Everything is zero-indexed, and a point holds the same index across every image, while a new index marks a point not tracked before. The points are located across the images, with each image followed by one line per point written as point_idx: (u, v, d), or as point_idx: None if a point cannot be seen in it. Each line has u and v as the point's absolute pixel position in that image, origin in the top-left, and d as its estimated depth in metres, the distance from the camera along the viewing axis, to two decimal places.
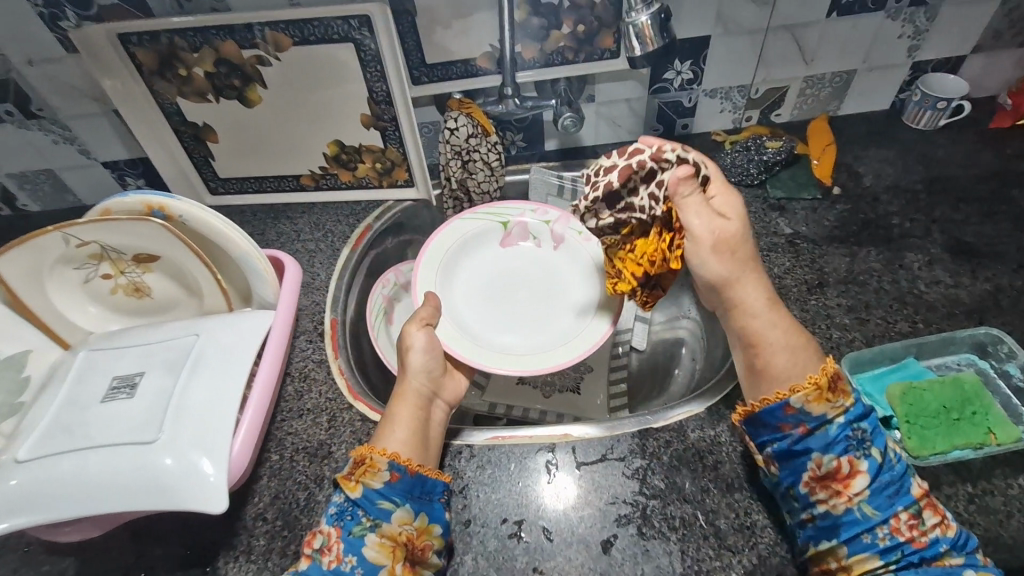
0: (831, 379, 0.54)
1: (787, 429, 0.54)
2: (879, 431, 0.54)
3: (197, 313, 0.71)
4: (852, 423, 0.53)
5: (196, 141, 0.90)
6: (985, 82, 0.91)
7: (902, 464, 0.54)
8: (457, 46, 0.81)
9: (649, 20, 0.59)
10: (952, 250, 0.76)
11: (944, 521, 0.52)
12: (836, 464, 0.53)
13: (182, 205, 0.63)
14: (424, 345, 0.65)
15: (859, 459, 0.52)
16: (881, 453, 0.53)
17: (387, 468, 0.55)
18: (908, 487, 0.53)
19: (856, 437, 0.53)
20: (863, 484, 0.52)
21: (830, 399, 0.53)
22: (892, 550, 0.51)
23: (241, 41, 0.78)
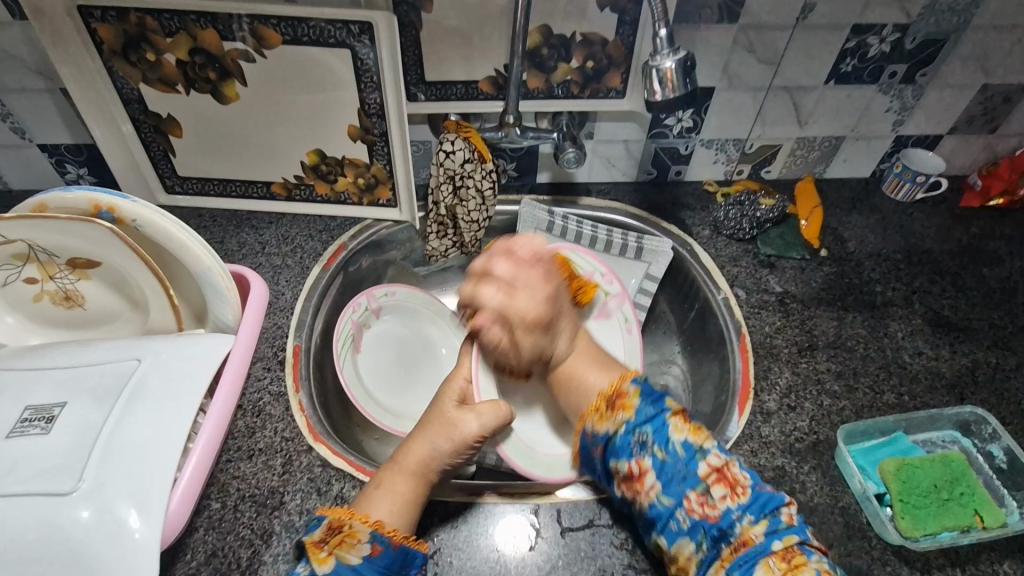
0: (612, 398, 0.63)
1: (595, 451, 0.63)
2: (660, 427, 0.60)
3: (139, 329, 0.62)
4: (633, 430, 0.60)
5: (157, 133, 0.81)
6: (957, 160, 0.95)
7: (682, 451, 0.58)
8: (460, 65, 0.77)
9: (673, 65, 0.58)
10: (932, 322, 0.77)
11: (735, 491, 0.56)
12: (627, 469, 0.59)
13: (136, 208, 0.55)
14: (470, 447, 0.61)
15: (644, 458, 0.59)
16: (663, 449, 0.59)
17: (369, 541, 0.52)
18: (692, 470, 0.57)
19: (637, 441, 0.60)
20: (653, 479, 0.58)
21: (610, 416, 0.62)
22: (695, 528, 0.56)
23: (224, 32, 0.71)
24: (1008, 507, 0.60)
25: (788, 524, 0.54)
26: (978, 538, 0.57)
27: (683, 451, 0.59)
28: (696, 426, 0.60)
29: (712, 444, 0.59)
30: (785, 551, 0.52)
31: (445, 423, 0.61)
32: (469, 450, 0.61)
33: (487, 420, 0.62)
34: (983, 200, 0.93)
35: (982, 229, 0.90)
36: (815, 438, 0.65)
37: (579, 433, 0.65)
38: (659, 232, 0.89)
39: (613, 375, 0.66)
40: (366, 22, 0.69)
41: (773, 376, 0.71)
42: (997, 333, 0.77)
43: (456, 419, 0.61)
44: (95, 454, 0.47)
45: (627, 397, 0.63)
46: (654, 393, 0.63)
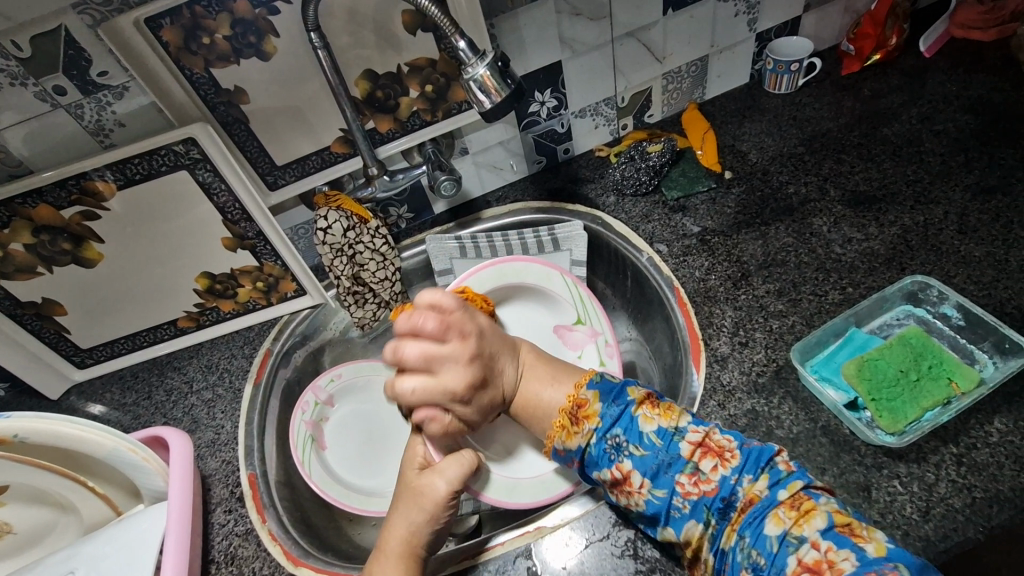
0: (573, 412, 0.58)
1: (571, 466, 0.59)
2: (630, 424, 0.55)
3: (77, 533, 0.59)
4: (604, 436, 0.56)
5: (41, 319, 0.78)
6: (824, 34, 0.94)
7: (659, 440, 0.54)
8: (304, 139, 0.75)
9: (488, 70, 0.56)
10: (851, 203, 0.76)
11: (723, 457, 0.52)
12: (611, 476, 0.55)
13: (11, 422, 0.52)
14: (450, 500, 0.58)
15: (623, 461, 0.54)
16: (638, 446, 0.54)
17: None
18: (675, 454, 0.53)
19: (612, 446, 0.55)
20: (638, 478, 0.53)
21: (577, 431, 0.57)
22: (699, 510, 0.51)
23: (56, 202, 0.68)
24: (980, 362, 0.59)
25: (788, 471, 0.50)
26: (962, 406, 0.55)
27: (660, 438, 0.54)
28: (666, 407, 0.56)
29: (687, 419, 0.55)
30: (790, 499, 0.49)
31: (415, 493, 0.57)
32: (445, 510, 0.57)
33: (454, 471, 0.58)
34: (862, 62, 0.91)
35: (871, 90, 0.89)
36: (776, 366, 0.63)
37: (550, 454, 0.60)
38: (567, 216, 0.87)
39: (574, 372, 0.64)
40: (187, 139, 0.67)
41: (717, 320, 0.69)
42: (916, 189, 0.75)
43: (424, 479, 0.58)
44: None
45: (587, 406, 0.58)
46: (614, 388, 0.58)
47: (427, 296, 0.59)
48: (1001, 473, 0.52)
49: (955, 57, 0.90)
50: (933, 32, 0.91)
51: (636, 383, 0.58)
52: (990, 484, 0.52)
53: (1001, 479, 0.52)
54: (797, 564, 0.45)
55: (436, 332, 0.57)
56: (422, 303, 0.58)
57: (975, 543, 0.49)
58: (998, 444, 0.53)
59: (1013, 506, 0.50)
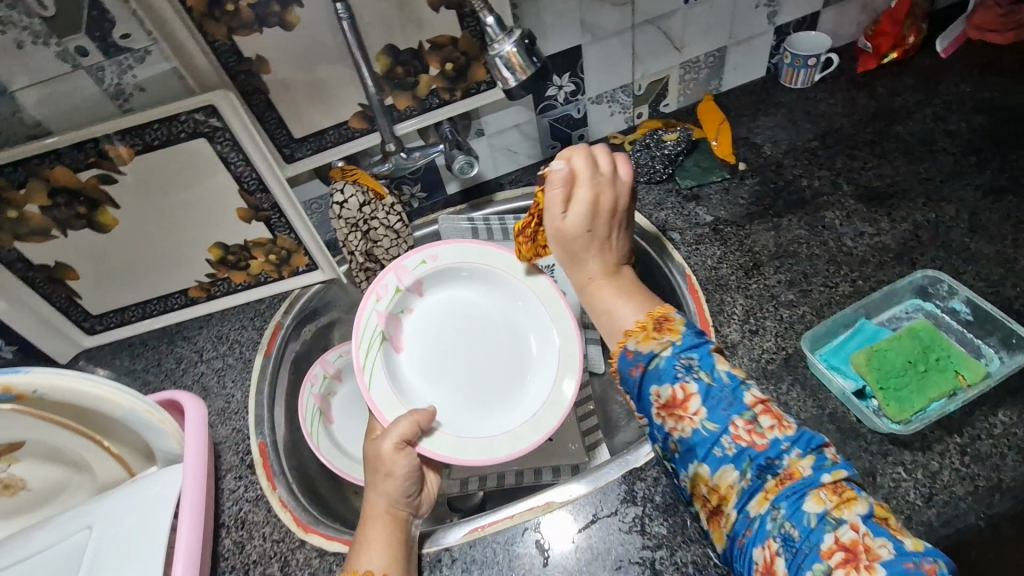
0: (657, 321, 0.52)
1: (633, 372, 0.50)
2: (709, 353, 0.48)
3: (91, 492, 0.60)
4: (679, 353, 0.48)
5: (52, 283, 0.78)
6: (841, 31, 0.94)
7: (729, 377, 0.47)
8: (323, 113, 0.75)
9: (514, 47, 0.56)
10: (864, 198, 0.76)
11: (783, 424, 0.45)
12: (669, 394, 0.47)
13: (30, 379, 0.52)
14: (405, 467, 0.59)
15: (689, 382, 0.47)
16: (710, 373, 0.47)
17: None
18: (740, 397, 0.46)
19: (683, 365, 0.48)
20: (697, 402, 0.46)
21: (656, 336, 0.50)
22: (741, 457, 0.44)
23: (74, 164, 0.68)
24: (987, 356, 0.60)
25: (834, 459, 0.44)
26: (967, 398, 0.56)
27: (729, 378, 0.47)
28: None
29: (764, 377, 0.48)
30: (834, 484, 0.42)
31: (372, 466, 0.60)
32: (407, 465, 0.59)
33: (405, 424, 0.61)
34: (878, 60, 0.92)
35: (885, 89, 0.89)
36: (785, 354, 0.64)
37: (617, 355, 0.52)
38: None
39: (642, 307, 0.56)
40: (207, 105, 0.67)
41: (728, 307, 0.69)
42: (928, 186, 0.76)
43: (375, 443, 0.60)
44: None
45: (675, 322, 0.51)
46: (697, 321, 0.52)
47: (582, 159, 0.57)
48: (1004, 464, 0.53)
49: (970, 59, 0.90)
50: (949, 33, 0.91)
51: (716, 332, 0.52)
52: (992, 473, 0.53)
53: (1003, 468, 0.53)
54: (833, 543, 0.40)
55: (573, 171, 0.57)
56: (576, 163, 0.57)
57: (976, 529, 0.51)
58: (1001, 435, 0.55)
59: (1014, 495, 0.51)
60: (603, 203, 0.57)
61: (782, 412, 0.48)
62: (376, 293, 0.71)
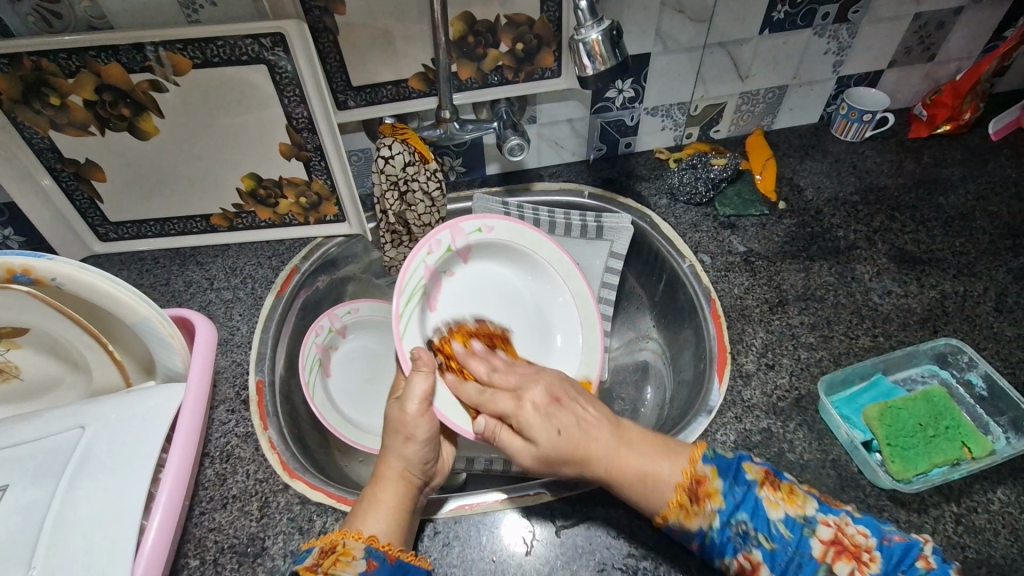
0: (691, 488, 0.50)
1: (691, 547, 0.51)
2: (756, 509, 0.49)
3: (85, 393, 0.59)
4: (728, 521, 0.49)
5: (78, 180, 0.76)
6: (899, 94, 0.95)
7: (789, 533, 0.48)
8: (386, 66, 0.74)
9: (599, 37, 0.56)
10: (897, 259, 0.77)
11: (861, 560, 0.46)
12: (736, 565, 0.49)
13: (53, 266, 0.51)
14: (427, 432, 0.57)
15: (752, 551, 0.48)
16: (767, 535, 0.48)
17: (363, 557, 0.48)
18: (806, 552, 0.47)
19: (737, 534, 0.49)
20: (768, 573, 0.47)
21: (698, 510, 0.49)
22: None
23: (129, 64, 0.67)
24: (993, 434, 0.61)
25: (927, 569, 0.46)
26: (969, 470, 0.56)
27: (789, 528, 0.48)
28: (790, 490, 0.50)
29: (814, 505, 0.49)
30: None
31: (393, 429, 0.57)
32: (428, 429, 0.57)
33: (425, 380, 0.58)
34: (931, 129, 0.93)
35: (931, 158, 0.90)
36: (797, 394, 0.64)
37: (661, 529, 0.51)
38: (616, 208, 0.87)
39: (678, 458, 0.52)
40: (276, 32, 0.66)
41: (748, 338, 0.70)
42: (960, 260, 0.77)
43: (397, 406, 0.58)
44: (44, 533, 0.44)
45: (708, 483, 0.50)
46: (732, 465, 0.51)
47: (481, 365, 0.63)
48: (995, 540, 0.54)
49: (1020, 147, 0.91)
50: (1003, 117, 0.92)
51: (752, 457, 0.52)
52: (983, 547, 0.53)
53: (993, 544, 0.53)
54: None
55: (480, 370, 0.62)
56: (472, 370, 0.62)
57: None
58: (997, 512, 0.55)
59: (1001, 571, 0.52)
60: (522, 368, 0.61)
61: (859, 527, 0.48)
62: (429, 246, 0.68)
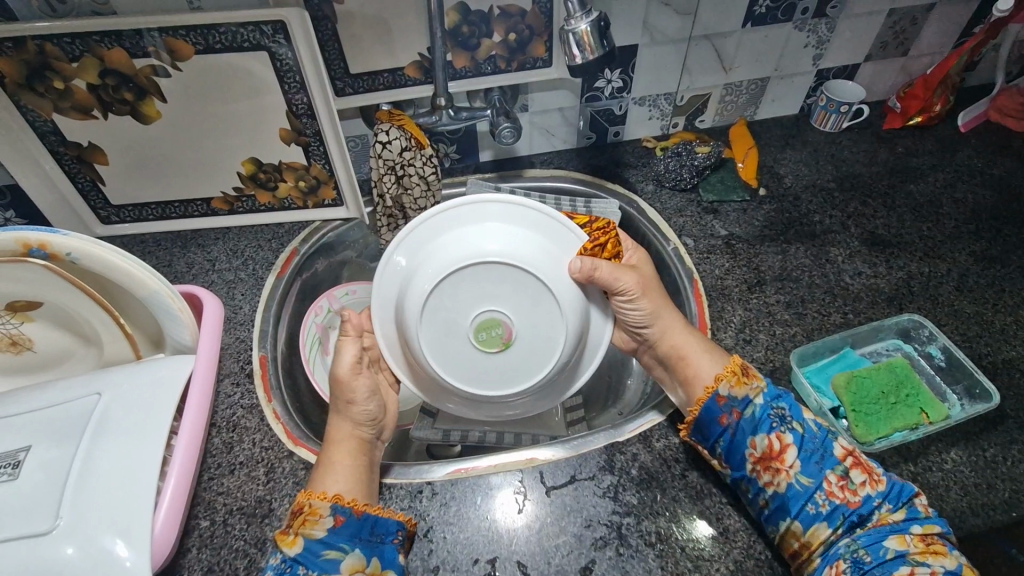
0: (743, 366, 0.59)
1: (724, 420, 0.57)
2: (795, 404, 0.57)
3: (95, 365, 0.61)
4: (771, 401, 0.57)
5: (81, 163, 0.78)
6: (876, 87, 0.99)
7: (818, 429, 0.56)
8: (383, 54, 0.76)
9: (588, 27, 0.59)
10: (868, 243, 0.81)
11: (874, 477, 0.54)
12: (767, 444, 0.56)
13: (67, 241, 0.53)
14: (364, 392, 0.60)
15: (784, 432, 0.56)
16: (801, 422, 0.56)
17: (330, 514, 0.52)
18: (829, 450, 0.55)
19: (776, 415, 0.57)
20: (793, 456, 0.55)
21: (746, 381, 0.58)
22: (835, 514, 0.53)
23: (132, 49, 0.69)
24: (950, 401, 0.66)
25: (927, 515, 0.52)
26: (926, 432, 0.61)
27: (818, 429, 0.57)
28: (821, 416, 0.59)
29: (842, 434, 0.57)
30: (925, 535, 0.51)
31: (333, 390, 0.61)
32: (365, 390, 0.61)
33: (352, 348, 0.62)
34: (904, 120, 0.97)
35: (904, 148, 0.95)
36: (772, 366, 0.68)
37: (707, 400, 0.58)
38: (604, 193, 0.91)
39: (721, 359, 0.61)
40: (277, 21, 0.68)
41: (727, 315, 0.74)
42: (927, 243, 0.81)
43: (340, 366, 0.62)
44: (69, 489, 0.47)
45: (755, 369, 0.60)
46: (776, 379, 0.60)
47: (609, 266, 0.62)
48: (948, 495, 0.58)
49: (987, 137, 0.96)
50: (972, 110, 0.97)
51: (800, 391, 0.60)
52: (936, 501, 0.58)
53: (945, 499, 0.58)
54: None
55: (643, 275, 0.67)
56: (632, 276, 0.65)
57: None
58: (950, 471, 0.60)
59: (952, 522, 0.57)
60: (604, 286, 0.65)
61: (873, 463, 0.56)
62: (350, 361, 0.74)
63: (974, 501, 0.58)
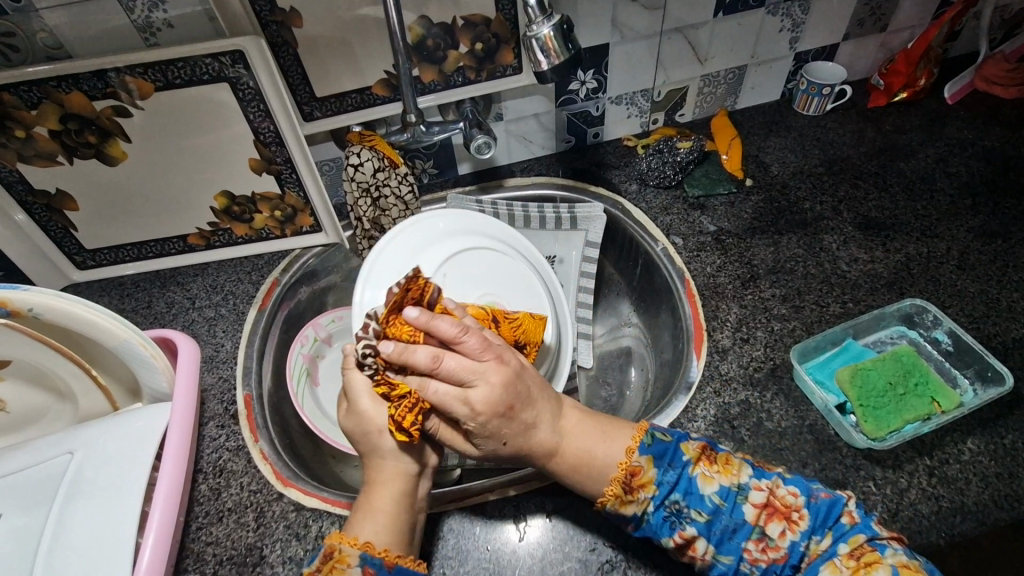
0: (626, 480, 0.50)
1: (626, 531, 0.53)
2: (689, 489, 0.51)
3: (72, 420, 0.60)
4: (663, 504, 0.51)
5: (51, 210, 0.76)
6: (856, 66, 0.97)
7: (723, 502, 0.50)
8: (349, 75, 0.75)
9: (551, 31, 0.57)
10: (862, 226, 0.79)
11: (791, 519, 0.49)
12: (673, 544, 0.51)
13: (30, 297, 0.51)
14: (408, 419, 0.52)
15: (685, 528, 0.50)
16: (700, 510, 0.50)
17: (359, 563, 0.46)
18: (740, 519, 0.50)
19: (671, 514, 0.50)
20: (704, 545, 0.50)
21: (632, 500, 0.51)
22: (765, 574, 0.49)
23: (91, 91, 0.67)
24: (962, 387, 0.63)
25: (852, 524, 0.49)
26: (939, 423, 0.59)
27: (723, 498, 0.50)
28: (724, 461, 0.52)
29: (748, 472, 0.51)
30: (852, 550, 0.47)
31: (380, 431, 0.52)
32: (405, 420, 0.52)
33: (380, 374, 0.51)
34: (888, 97, 0.95)
35: (892, 126, 0.93)
36: (772, 364, 0.66)
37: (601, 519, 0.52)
38: (588, 197, 0.88)
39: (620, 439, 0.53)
40: (235, 50, 0.67)
41: (722, 314, 0.71)
42: (923, 223, 0.79)
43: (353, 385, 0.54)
44: (42, 555, 0.45)
45: (642, 471, 0.51)
46: (668, 449, 0.52)
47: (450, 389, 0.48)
48: (967, 488, 0.56)
49: (975, 108, 0.94)
50: (958, 81, 0.95)
51: (688, 436, 0.53)
52: (956, 495, 0.55)
53: (965, 492, 0.55)
54: None
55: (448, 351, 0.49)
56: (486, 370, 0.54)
57: (935, 547, 0.53)
58: (968, 462, 0.57)
59: (974, 517, 0.54)
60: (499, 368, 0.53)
61: (787, 490, 0.51)
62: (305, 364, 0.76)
63: (996, 492, 0.55)
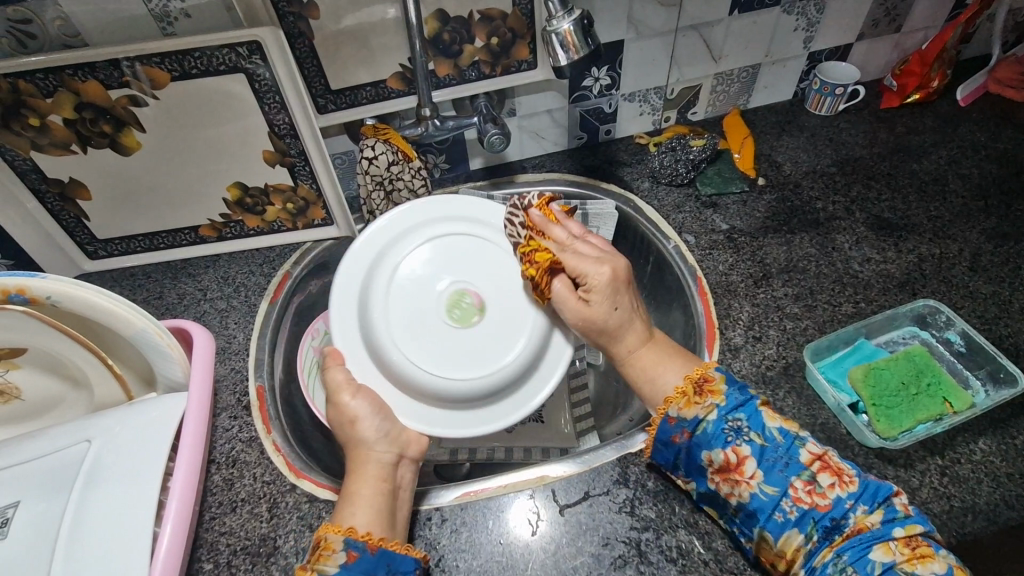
0: (698, 384, 0.54)
1: (677, 439, 0.53)
2: (755, 412, 0.51)
3: (87, 408, 0.60)
4: (725, 416, 0.51)
5: (64, 200, 0.76)
6: (869, 66, 0.97)
7: (782, 437, 0.50)
8: (364, 68, 0.75)
9: (572, 27, 0.57)
10: (875, 227, 0.79)
11: (844, 479, 0.47)
12: (722, 458, 0.50)
13: (48, 284, 0.51)
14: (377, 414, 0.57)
15: (741, 445, 0.50)
16: (759, 434, 0.50)
17: (342, 549, 0.48)
18: (795, 456, 0.49)
19: (731, 428, 0.51)
20: (753, 466, 0.49)
21: (698, 401, 0.53)
22: (804, 522, 0.47)
23: (107, 80, 0.67)
24: (974, 388, 0.63)
25: (906, 513, 0.46)
26: (951, 423, 0.59)
27: (782, 436, 0.50)
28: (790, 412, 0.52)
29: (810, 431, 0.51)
30: (907, 538, 0.44)
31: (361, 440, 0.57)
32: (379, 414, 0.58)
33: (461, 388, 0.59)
34: (901, 99, 0.95)
35: (904, 127, 0.92)
36: (785, 362, 0.66)
37: (658, 421, 0.54)
38: (599, 193, 0.88)
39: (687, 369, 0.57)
40: (252, 41, 0.66)
41: (735, 312, 0.71)
42: (935, 224, 0.79)
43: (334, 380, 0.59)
44: (60, 541, 0.45)
45: (714, 382, 0.53)
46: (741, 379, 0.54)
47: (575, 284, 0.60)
48: (979, 488, 0.56)
49: (988, 110, 0.94)
50: (971, 83, 0.95)
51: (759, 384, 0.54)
52: (968, 495, 0.55)
53: (977, 492, 0.56)
54: None
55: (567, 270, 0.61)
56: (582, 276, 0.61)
57: (947, 546, 0.53)
58: (979, 462, 0.57)
59: (986, 517, 0.54)
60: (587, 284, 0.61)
61: (841, 462, 0.50)
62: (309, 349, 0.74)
63: (1008, 492, 0.55)
